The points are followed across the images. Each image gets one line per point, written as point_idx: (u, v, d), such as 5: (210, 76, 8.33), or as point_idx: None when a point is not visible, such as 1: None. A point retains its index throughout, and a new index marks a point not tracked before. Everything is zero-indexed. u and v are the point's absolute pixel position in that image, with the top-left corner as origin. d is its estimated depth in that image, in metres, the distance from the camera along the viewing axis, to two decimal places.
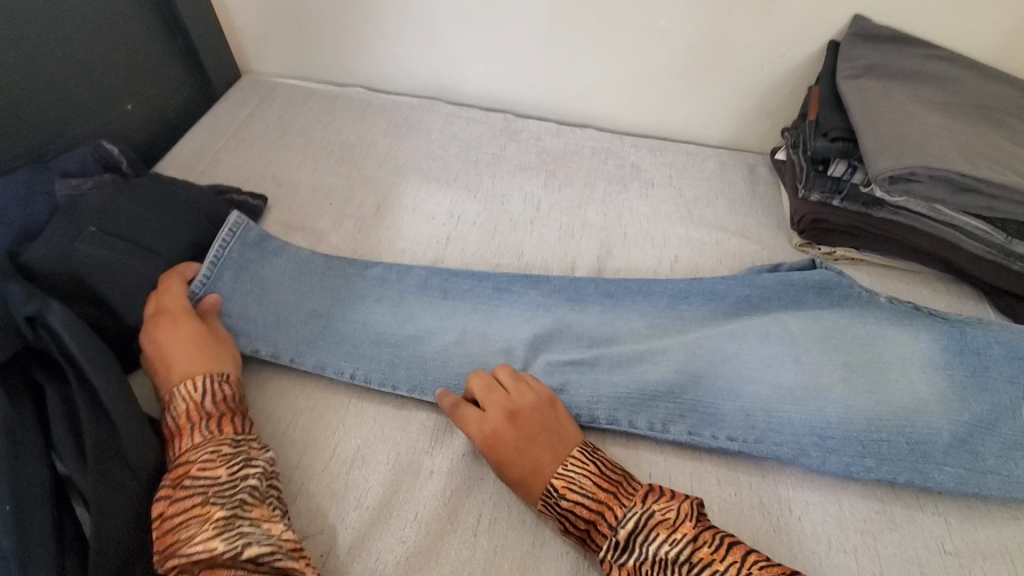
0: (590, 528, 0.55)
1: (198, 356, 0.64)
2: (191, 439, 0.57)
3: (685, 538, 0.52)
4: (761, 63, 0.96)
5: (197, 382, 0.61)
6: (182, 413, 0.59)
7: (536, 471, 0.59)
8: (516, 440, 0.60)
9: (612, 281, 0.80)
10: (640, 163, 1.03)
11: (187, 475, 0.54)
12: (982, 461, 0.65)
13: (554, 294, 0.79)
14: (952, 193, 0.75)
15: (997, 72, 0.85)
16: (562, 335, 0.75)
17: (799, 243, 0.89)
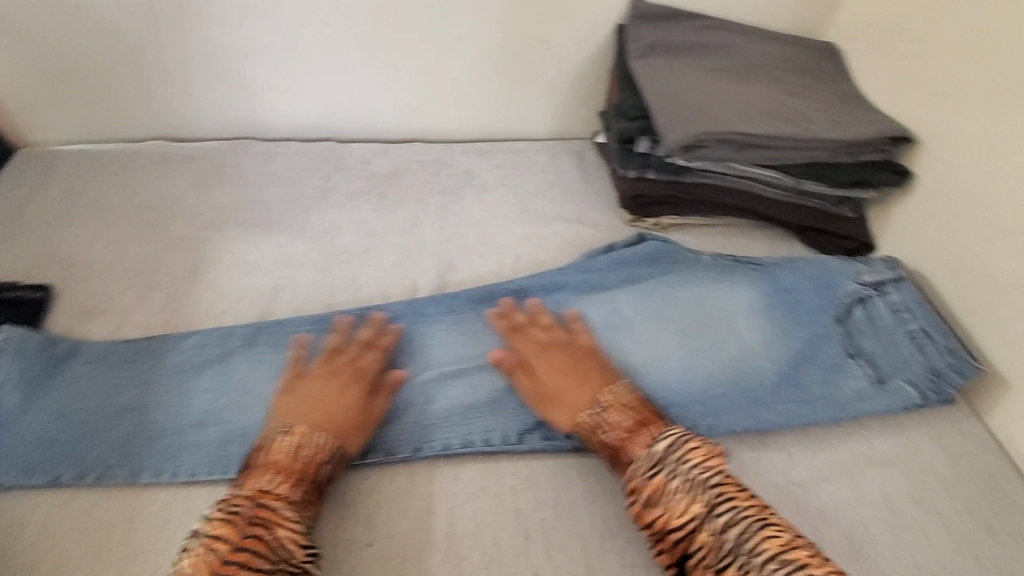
0: (630, 438, 0.60)
1: (346, 423, 0.62)
2: (295, 493, 0.56)
3: (715, 469, 0.57)
4: (561, 54, 0.99)
5: (331, 446, 0.60)
6: (306, 461, 0.58)
7: (582, 388, 0.65)
8: (560, 366, 0.67)
9: (454, 294, 0.79)
10: (473, 169, 1.03)
11: (269, 531, 0.52)
12: (807, 391, 0.71)
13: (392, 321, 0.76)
14: (738, 150, 0.81)
15: (761, 33, 0.93)
16: (409, 365, 0.72)
17: (630, 220, 0.93)
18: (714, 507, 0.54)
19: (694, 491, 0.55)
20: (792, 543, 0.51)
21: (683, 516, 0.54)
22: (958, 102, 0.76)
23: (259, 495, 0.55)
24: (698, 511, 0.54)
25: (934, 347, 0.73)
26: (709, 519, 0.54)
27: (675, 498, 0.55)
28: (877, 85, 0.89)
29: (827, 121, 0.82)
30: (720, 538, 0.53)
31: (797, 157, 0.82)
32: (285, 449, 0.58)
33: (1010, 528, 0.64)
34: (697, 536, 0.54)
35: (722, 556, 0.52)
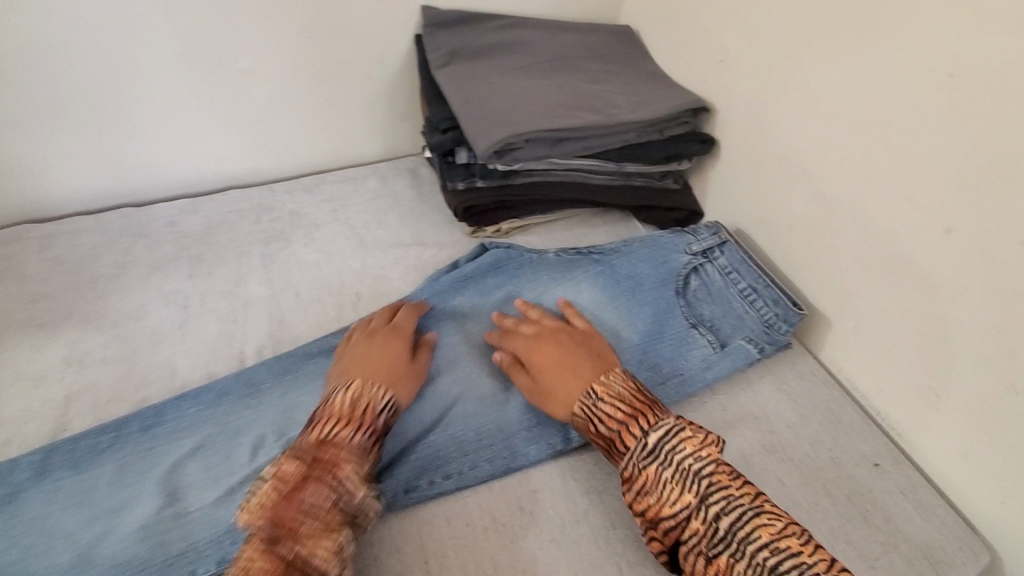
0: (621, 427, 0.59)
1: (395, 375, 0.64)
2: (357, 437, 0.56)
3: (709, 459, 0.55)
4: (366, 73, 0.94)
5: (385, 397, 0.61)
6: (366, 410, 0.59)
7: (574, 377, 0.64)
8: (561, 356, 0.66)
9: (289, 354, 0.72)
10: (299, 209, 0.95)
11: (339, 468, 0.53)
12: (658, 373, 0.72)
13: (219, 401, 0.67)
14: (552, 145, 0.80)
15: (557, 24, 0.94)
16: (243, 448, 0.64)
17: (471, 231, 0.90)
18: (706, 497, 0.53)
19: (685, 482, 0.54)
20: (784, 532, 0.51)
21: (675, 506, 0.54)
22: (735, 67, 0.81)
23: (327, 442, 0.55)
24: (691, 501, 0.53)
25: (762, 300, 0.77)
26: (700, 508, 0.53)
27: (668, 487, 0.54)
28: (671, 60, 0.93)
29: (628, 103, 0.84)
30: (712, 527, 0.52)
31: (612, 142, 0.83)
32: (343, 402, 0.58)
33: (852, 454, 0.68)
34: (690, 524, 0.53)
35: (714, 543, 0.52)
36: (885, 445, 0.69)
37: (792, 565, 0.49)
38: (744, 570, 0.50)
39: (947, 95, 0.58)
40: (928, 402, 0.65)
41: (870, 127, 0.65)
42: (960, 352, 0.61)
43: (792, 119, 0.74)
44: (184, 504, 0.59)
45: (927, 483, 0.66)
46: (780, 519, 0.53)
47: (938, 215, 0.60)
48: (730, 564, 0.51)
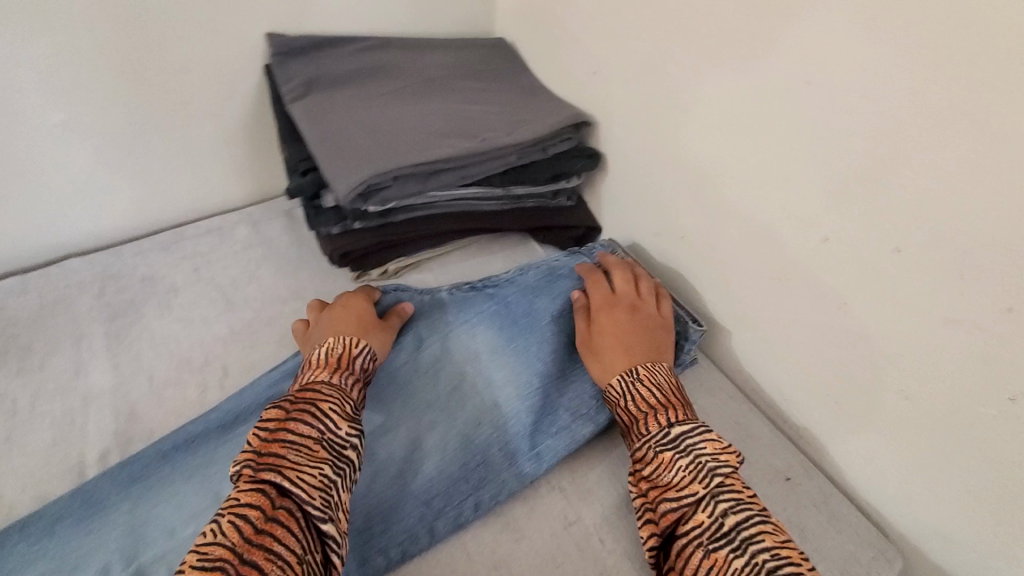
0: (649, 411, 0.60)
1: (362, 325, 0.68)
2: (336, 378, 0.60)
3: (728, 462, 0.54)
4: (215, 111, 0.84)
5: (358, 344, 0.65)
6: (338, 356, 0.63)
7: (624, 355, 0.67)
8: (615, 336, 0.68)
9: (139, 455, 0.63)
10: (153, 272, 0.83)
11: (315, 409, 0.56)
12: (563, 416, 0.68)
13: (53, 530, 0.58)
14: (425, 180, 0.73)
15: (424, 43, 0.87)
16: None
17: (355, 277, 0.82)
18: (717, 492, 0.52)
19: (697, 472, 0.54)
20: (789, 545, 0.48)
21: (681, 493, 0.53)
22: (609, 79, 0.78)
23: (306, 390, 0.58)
24: (697, 492, 0.53)
25: None
26: (707, 502, 0.52)
27: (680, 474, 0.54)
28: (549, 72, 0.88)
29: (506, 124, 0.79)
30: (716, 522, 0.51)
31: (491, 167, 0.77)
32: (317, 355, 0.62)
33: (765, 471, 0.66)
34: (693, 514, 0.52)
35: (715, 537, 0.50)
36: (797, 456, 0.67)
37: (790, 573, 0.45)
38: (740, 567, 0.47)
39: (810, 102, 0.55)
40: (830, 411, 0.64)
41: (745, 135, 0.62)
42: (853, 360, 0.59)
43: (671, 130, 0.71)
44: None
45: (837, 489, 0.65)
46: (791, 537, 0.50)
47: (817, 223, 0.58)
48: (726, 560, 0.48)
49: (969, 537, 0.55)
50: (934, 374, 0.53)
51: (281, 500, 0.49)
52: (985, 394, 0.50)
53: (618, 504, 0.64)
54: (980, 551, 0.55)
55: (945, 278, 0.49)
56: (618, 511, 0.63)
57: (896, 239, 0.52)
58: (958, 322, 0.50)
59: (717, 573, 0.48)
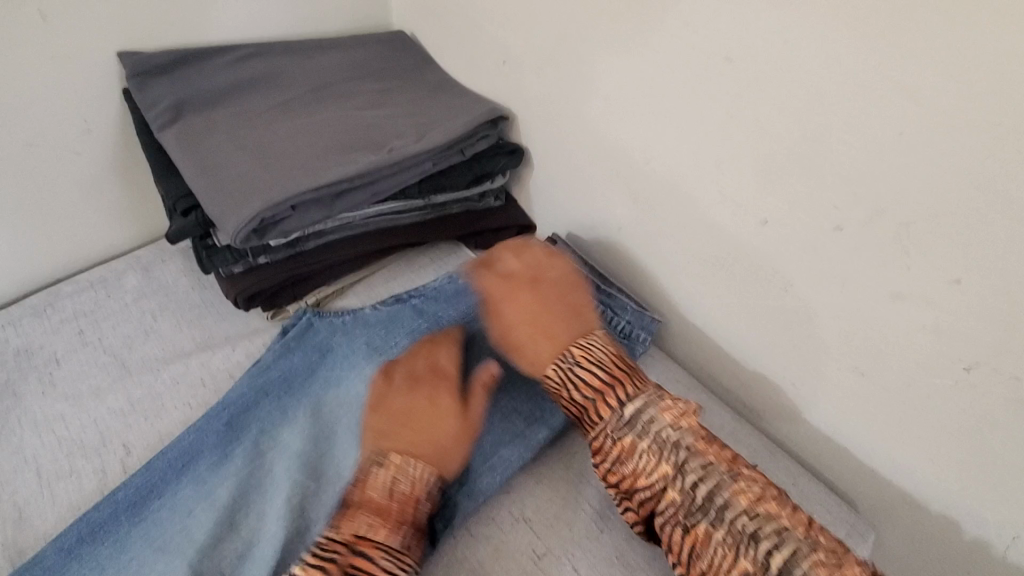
0: (597, 398, 0.56)
1: (448, 441, 0.58)
2: (430, 473, 0.55)
3: (685, 427, 0.53)
4: (71, 149, 0.71)
5: (429, 476, 0.55)
6: (404, 497, 0.53)
7: (552, 335, 0.63)
8: (539, 322, 0.65)
9: (34, 560, 0.51)
10: (25, 341, 0.71)
11: (411, 513, 0.53)
12: (514, 419, 0.63)
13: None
14: (329, 205, 0.65)
15: (310, 44, 0.78)
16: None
17: (271, 316, 0.74)
18: (683, 465, 0.51)
19: (662, 450, 0.52)
20: (759, 497, 0.49)
21: (653, 476, 0.52)
22: (519, 66, 0.71)
23: (360, 539, 0.50)
24: (668, 470, 0.51)
25: (611, 311, 0.69)
26: (678, 478, 0.51)
27: (646, 457, 0.52)
28: (454, 64, 0.81)
29: (414, 128, 0.71)
30: (690, 496, 0.50)
31: (403, 179, 0.70)
32: (378, 485, 0.53)
33: None
34: (666, 494, 0.51)
35: (692, 511, 0.49)
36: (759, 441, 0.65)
37: (773, 531, 0.47)
38: (724, 538, 0.48)
39: (733, 79, 0.51)
40: (787, 393, 0.62)
41: (670, 120, 0.58)
42: (805, 342, 0.57)
43: (593, 120, 0.66)
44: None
45: (803, 468, 0.64)
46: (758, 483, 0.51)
47: (753, 204, 0.55)
48: (709, 532, 0.48)
49: (935, 502, 0.55)
50: (887, 349, 0.51)
51: None
52: (937, 366, 0.48)
53: (587, 525, 0.58)
54: (946, 516, 0.54)
55: (887, 253, 0.47)
56: (587, 532, 0.58)
57: (836, 216, 0.49)
58: (905, 296, 0.48)
59: (702, 547, 0.48)
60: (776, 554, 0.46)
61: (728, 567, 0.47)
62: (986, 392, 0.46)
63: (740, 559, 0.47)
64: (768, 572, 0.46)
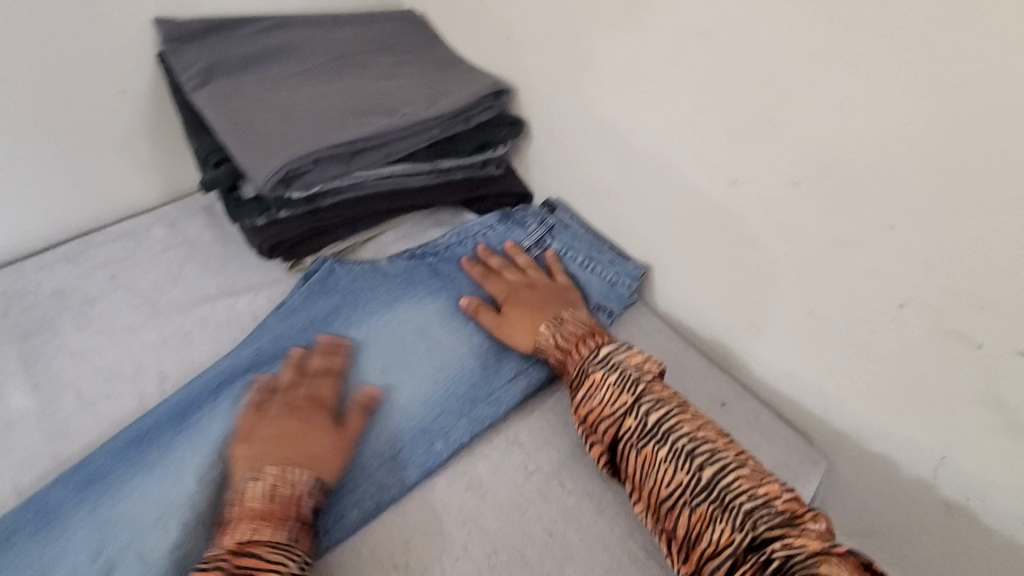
0: (577, 345, 0.67)
1: (325, 450, 0.60)
2: (306, 482, 0.57)
3: (647, 371, 0.63)
4: (107, 107, 0.78)
5: (309, 483, 0.57)
6: (285, 498, 0.55)
7: (541, 312, 0.72)
8: (527, 295, 0.74)
9: (90, 459, 0.60)
10: (62, 284, 0.77)
11: (292, 513, 0.54)
12: (514, 362, 0.72)
13: (9, 540, 0.55)
14: (348, 161, 0.72)
15: (329, 19, 0.84)
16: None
17: (290, 267, 0.80)
18: (641, 397, 0.60)
19: (625, 384, 0.61)
20: (705, 429, 0.58)
21: (615, 406, 0.61)
22: (521, 44, 0.78)
23: (246, 543, 0.51)
24: (628, 400, 0.60)
25: (601, 265, 0.79)
26: (635, 407, 0.60)
27: (611, 389, 0.62)
28: (460, 42, 0.88)
29: (425, 98, 0.78)
30: (643, 422, 0.59)
31: (415, 143, 0.77)
32: (258, 495, 0.54)
33: (702, 399, 0.71)
34: (625, 421, 0.60)
35: (644, 436, 0.58)
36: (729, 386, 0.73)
37: (709, 450, 0.56)
38: (667, 456, 0.56)
39: (708, 52, 0.59)
40: (753, 340, 0.70)
41: (654, 89, 0.65)
42: (767, 289, 0.65)
43: (586, 92, 0.73)
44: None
45: (767, 407, 0.72)
46: (702, 420, 0.60)
47: (725, 166, 0.62)
48: (657, 453, 0.57)
49: (876, 430, 0.63)
50: (835, 291, 0.59)
51: None
52: (876, 303, 0.56)
53: (573, 450, 0.66)
54: (885, 443, 0.63)
55: (834, 204, 0.55)
56: (573, 455, 0.66)
57: (792, 173, 0.57)
58: (851, 243, 0.55)
59: (651, 466, 0.57)
60: (707, 468, 0.55)
61: (669, 480, 0.55)
62: (914, 323, 0.54)
63: (679, 472, 0.55)
64: (699, 481, 0.54)
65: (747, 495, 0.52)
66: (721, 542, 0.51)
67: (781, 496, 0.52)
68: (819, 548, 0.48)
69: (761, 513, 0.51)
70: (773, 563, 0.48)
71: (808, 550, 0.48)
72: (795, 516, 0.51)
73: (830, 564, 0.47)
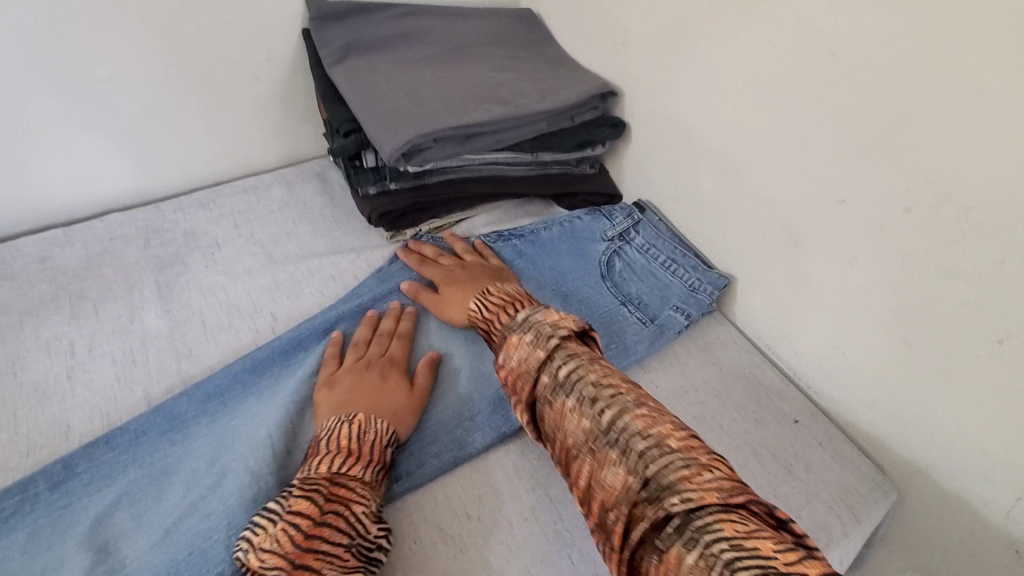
0: (499, 312, 0.64)
1: (398, 406, 0.64)
2: (385, 431, 0.61)
3: (563, 326, 0.57)
4: (253, 73, 0.87)
5: (389, 429, 0.61)
6: (371, 443, 0.59)
7: (471, 289, 0.72)
8: (461, 274, 0.76)
9: (212, 379, 0.68)
10: (194, 227, 0.86)
11: (374, 457, 0.58)
12: None
13: (141, 441, 0.63)
14: (462, 143, 0.77)
15: (455, 10, 0.90)
16: (177, 483, 0.60)
17: (390, 236, 0.86)
18: (554, 354, 0.55)
19: (539, 339, 0.56)
20: (616, 381, 0.54)
21: (528, 366, 0.56)
22: (636, 49, 0.81)
23: (336, 476, 0.55)
24: (540, 355, 0.55)
25: (683, 269, 0.81)
26: (549, 364, 0.55)
27: (525, 350, 0.56)
28: (573, 43, 0.92)
29: (537, 92, 0.83)
30: (554, 377, 0.54)
31: (523, 133, 0.81)
32: (348, 435, 0.58)
33: (774, 413, 0.72)
34: (538, 377, 0.55)
35: (556, 390, 0.53)
36: (803, 404, 0.74)
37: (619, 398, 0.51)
38: (577, 409, 0.52)
39: (831, 72, 0.60)
40: (836, 361, 0.70)
41: (770, 104, 0.67)
42: (859, 312, 0.65)
43: (695, 101, 0.76)
44: (118, 555, 0.55)
45: (841, 431, 0.72)
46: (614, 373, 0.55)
47: (833, 186, 0.64)
48: (567, 405, 0.53)
49: (955, 468, 0.62)
50: (934, 319, 0.59)
51: (327, 511, 0.52)
52: (976, 336, 0.56)
53: None
54: (963, 482, 0.62)
55: (945, 233, 0.55)
56: None
57: (907, 199, 0.57)
58: (957, 274, 0.56)
59: (563, 420, 0.52)
60: (611, 416, 0.50)
61: (579, 433, 0.51)
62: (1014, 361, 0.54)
63: (586, 425, 0.51)
64: (608, 432, 0.50)
65: (644, 438, 0.48)
66: (618, 488, 0.47)
67: (682, 440, 0.48)
68: (717, 497, 0.44)
69: (663, 460, 0.47)
70: (671, 513, 0.44)
71: (707, 501, 0.44)
72: (694, 458, 0.47)
73: (732, 519, 0.42)
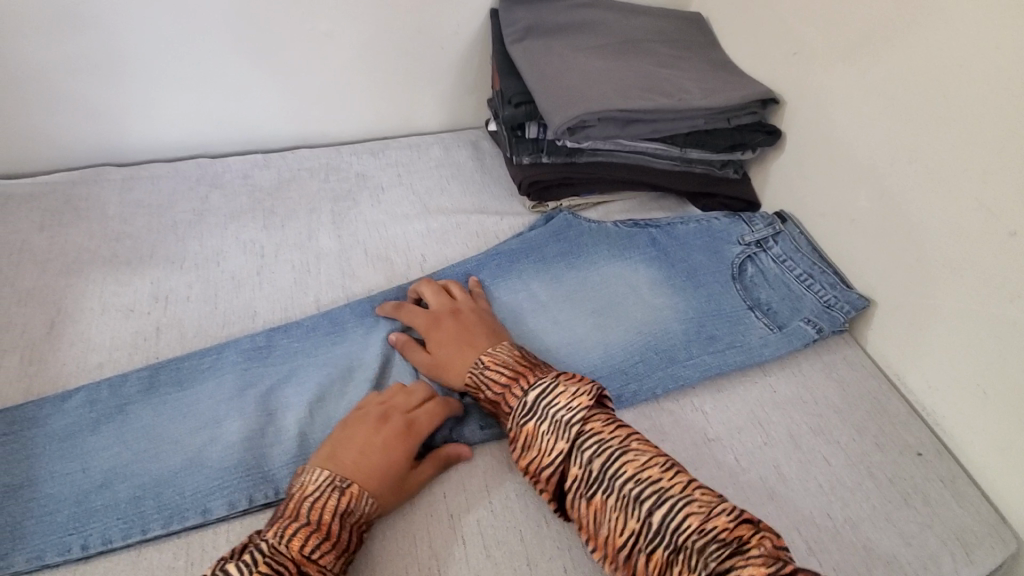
0: (506, 390, 0.61)
1: (394, 486, 0.58)
2: (370, 513, 0.55)
3: (581, 409, 0.57)
4: (439, 44, 0.97)
5: (374, 511, 0.56)
6: (353, 522, 0.54)
7: (468, 349, 0.67)
8: (453, 326, 0.69)
9: (371, 297, 0.77)
10: (365, 171, 0.97)
11: (352, 536, 0.53)
12: (716, 342, 0.76)
13: (311, 335, 0.73)
14: (622, 126, 0.83)
15: (630, 7, 0.96)
16: (335, 374, 0.69)
17: (533, 206, 0.93)
18: (578, 444, 0.56)
19: (560, 430, 0.57)
20: (649, 463, 0.54)
21: (553, 455, 0.56)
22: (807, 61, 0.83)
23: (307, 558, 0.50)
24: (564, 448, 0.56)
25: (820, 284, 0.81)
26: (576, 454, 0.56)
27: (546, 438, 0.57)
28: (739, 51, 0.94)
29: (699, 90, 0.86)
30: (586, 470, 0.55)
31: (677, 127, 0.86)
32: (333, 509, 0.53)
33: (897, 442, 0.70)
34: (569, 470, 0.56)
35: (591, 484, 0.54)
36: (929, 440, 0.71)
37: (654, 489, 0.52)
38: (615, 504, 0.53)
39: None
40: (976, 400, 0.67)
41: (947, 128, 0.66)
42: (1015, 351, 0.63)
43: (862, 117, 0.76)
44: (287, 420, 0.64)
45: (968, 475, 0.68)
46: (647, 452, 0.56)
47: (1009, 217, 0.61)
48: (603, 503, 0.53)
49: None
50: None
51: None
52: None
53: (755, 437, 0.70)
54: None
55: None
56: (752, 441, 0.69)
57: None
58: None
59: (601, 514, 0.53)
60: (655, 512, 0.51)
61: (620, 530, 0.52)
62: None
63: (628, 520, 0.52)
64: (650, 526, 0.51)
65: (697, 533, 0.49)
66: None
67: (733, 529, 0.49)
68: None
69: (711, 551, 0.48)
70: None
71: None
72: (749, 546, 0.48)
73: None
